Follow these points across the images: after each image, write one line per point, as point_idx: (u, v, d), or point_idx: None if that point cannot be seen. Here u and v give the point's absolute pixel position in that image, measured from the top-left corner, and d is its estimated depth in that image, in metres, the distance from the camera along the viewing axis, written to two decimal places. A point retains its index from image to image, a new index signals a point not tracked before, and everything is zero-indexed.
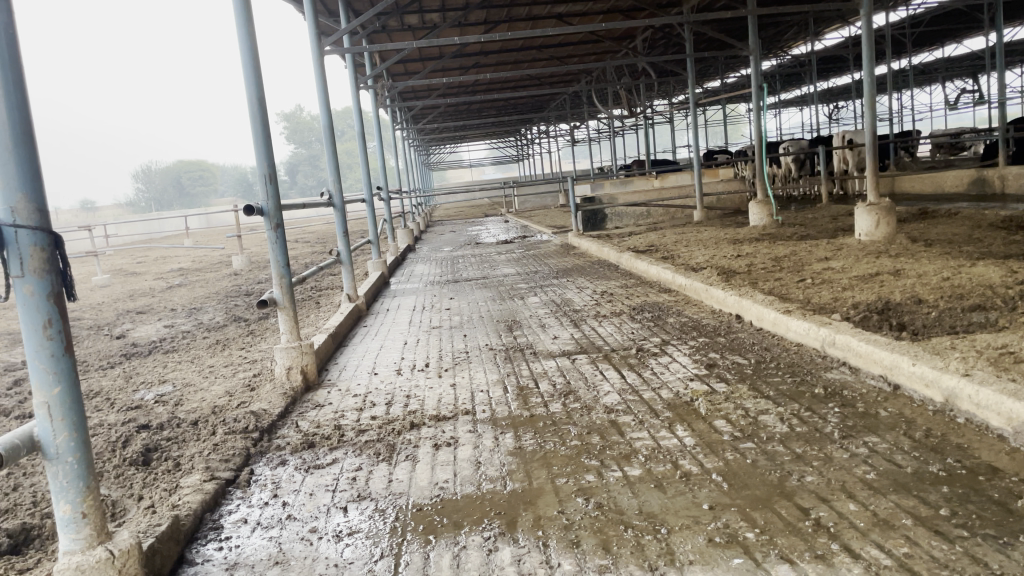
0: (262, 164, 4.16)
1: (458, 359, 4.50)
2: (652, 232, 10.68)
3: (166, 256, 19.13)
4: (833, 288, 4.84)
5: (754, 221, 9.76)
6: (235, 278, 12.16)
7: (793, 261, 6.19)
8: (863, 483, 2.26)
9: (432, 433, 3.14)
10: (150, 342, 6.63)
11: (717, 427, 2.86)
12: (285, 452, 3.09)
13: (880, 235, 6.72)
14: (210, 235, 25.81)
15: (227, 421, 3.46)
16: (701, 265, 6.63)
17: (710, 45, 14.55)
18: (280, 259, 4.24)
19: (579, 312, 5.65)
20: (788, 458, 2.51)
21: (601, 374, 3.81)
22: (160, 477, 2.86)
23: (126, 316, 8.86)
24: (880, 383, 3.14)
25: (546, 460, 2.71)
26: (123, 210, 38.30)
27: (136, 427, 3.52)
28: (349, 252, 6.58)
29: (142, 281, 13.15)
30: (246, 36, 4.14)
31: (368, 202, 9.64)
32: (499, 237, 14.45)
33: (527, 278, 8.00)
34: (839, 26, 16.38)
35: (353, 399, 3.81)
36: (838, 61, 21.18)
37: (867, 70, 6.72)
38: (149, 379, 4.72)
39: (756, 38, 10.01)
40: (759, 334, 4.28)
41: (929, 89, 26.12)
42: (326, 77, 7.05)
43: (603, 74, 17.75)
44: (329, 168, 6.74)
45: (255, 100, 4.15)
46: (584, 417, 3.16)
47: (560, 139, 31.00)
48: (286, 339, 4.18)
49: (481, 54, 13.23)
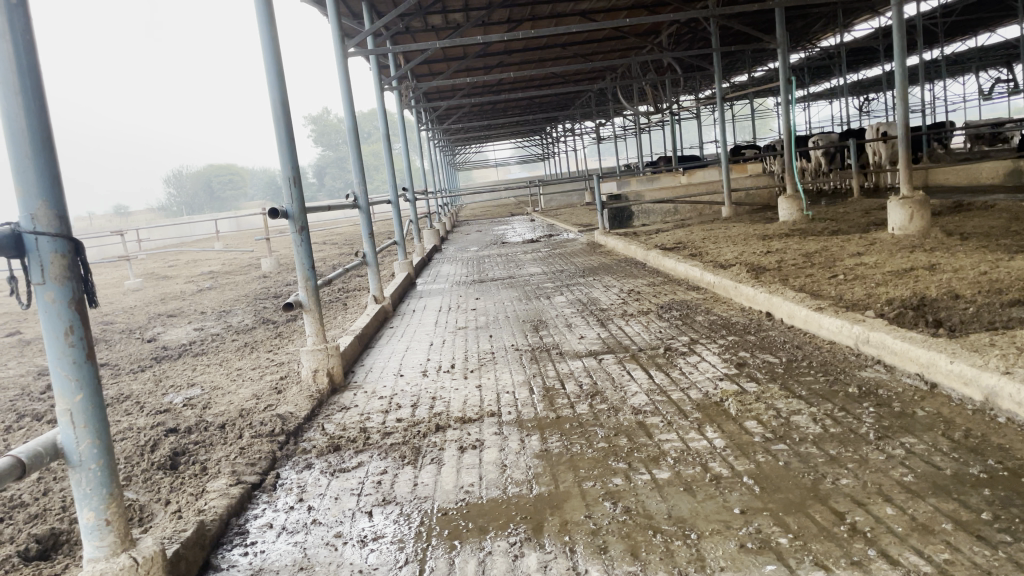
0: (287, 167, 4.16)
1: (484, 360, 4.48)
2: (680, 228, 10.57)
3: (197, 260, 19.37)
4: (866, 284, 4.73)
5: (784, 216, 9.61)
6: (264, 280, 12.25)
7: (824, 257, 6.07)
8: (901, 486, 2.18)
9: (457, 435, 3.11)
10: (180, 345, 6.70)
11: (747, 428, 2.80)
12: (311, 456, 3.08)
13: (914, 229, 6.57)
14: (240, 238, 26.10)
15: (254, 424, 3.46)
16: (730, 262, 6.53)
17: (736, 39, 14.37)
18: (305, 262, 4.24)
19: (606, 311, 5.59)
20: (822, 460, 2.44)
21: (629, 374, 3.76)
22: (188, 481, 2.87)
23: (157, 319, 8.96)
24: (916, 381, 3.05)
25: (573, 463, 2.67)
26: (156, 215, 38.90)
27: (164, 431, 3.54)
28: (374, 254, 6.58)
29: (174, 284, 13.31)
30: (269, 39, 4.14)
31: (393, 203, 9.66)
32: (526, 236, 14.40)
33: (553, 277, 7.95)
34: (868, 16, 16.10)
35: (379, 401, 3.80)
36: (868, 52, 20.83)
37: (899, 60, 6.58)
38: (178, 383, 4.76)
39: (783, 31, 9.87)
40: (790, 332, 4.19)
41: (962, 79, 25.60)
42: (350, 80, 7.06)
43: (629, 70, 17.63)
44: (354, 170, 6.75)
45: (278, 104, 4.15)
46: (611, 419, 3.11)
47: (586, 137, 30.90)
48: (312, 341, 4.18)
49: (505, 53, 13.21)
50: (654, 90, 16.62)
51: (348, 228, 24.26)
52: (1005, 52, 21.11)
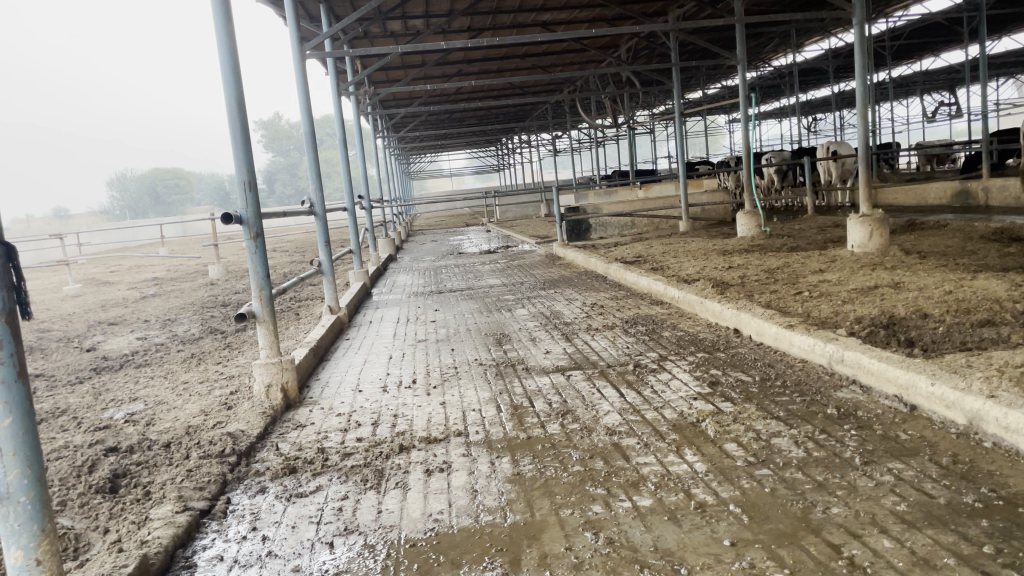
0: (242, 170, 3.95)
1: (447, 375, 4.31)
2: (638, 242, 10.54)
3: (141, 265, 18.74)
4: (833, 301, 4.70)
5: (742, 232, 9.66)
6: (211, 288, 11.86)
7: (787, 273, 6.06)
8: (895, 516, 2.09)
9: (422, 457, 2.94)
10: (122, 355, 6.36)
11: (728, 451, 2.69)
12: (265, 478, 2.87)
13: (873, 247, 6.62)
14: (186, 243, 25.39)
15: (202, 443, 3.23)
16: (693, 276, 6.48)
17: (693, 56, 14.51)
18: (260, 270, 4.01)
19: (570, 325, 5.47)
20: (808, 487, 2.34)
21: (599, 392, 3.63)
22: (129, 507, 2.63)
23: (97, 327, 8.56)
24: (895, 403, 2.98)
25: (548, 489, 2.53)
26: (97, 218, 37.70)
27: (103, 450, 3.29)
28: (331, 263, 6.35)
29: (115, 290, 12.81)
30: (226, 36, 3.93)
31: (349, 210, 9.42)
32: (482, 247, 14.25)
33: (513, 289, 7.82)
34: (821, 37, 16.42)
35: (337, 418, 3.60)
36: (818, 73, 21.27)
37: (861, 78, 6.62)
38: (119, 396, 4.47)
39: (743, 47, 9.93)
40: (760, 349, 4.13)
41: (907, 102, 26.37)
42: (308, 83, 6.84)
43: (587, 83, 17.65)
44: (310, 175, 6.51)
45: (234, 103, 3.94)
46: (585, 440, 2.97)
47: (541, 148, 30.92)
48: (266, 354, 3.96)
49: (464, 61, 13.08)
50: (612, 103, 16.67)
51: (299, 235, 23.82)
52: (948, 77, 21.72)
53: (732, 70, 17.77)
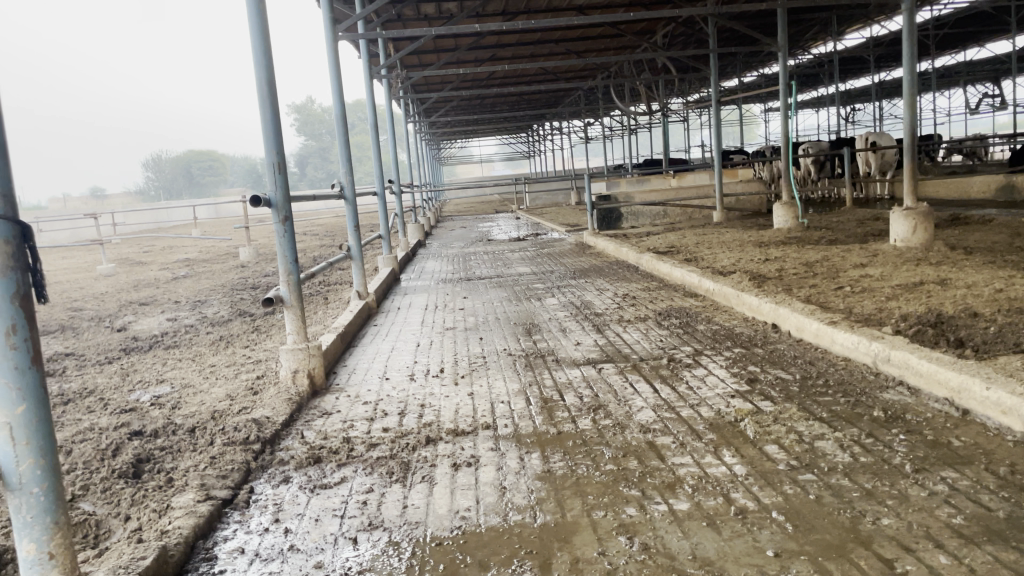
0: (271, 152, 3.87)
1: (476, 365, 4.22)
2: (671, 232, 10.35)
3: (173, 246, 18.93)
4: (877, 298, 4.53)
5: (778, 223, 9.44)
6: (241, 270, 11.89)
7: (827, 267, 5.89)
8: (952, 530, 1.96)
9: (450, 450, 2.86)
10: (151, 336, 6.36)
11: (769, 453, 2.57)
12: (289, 468, 2.81)
13: (916, 241, 6.41)
14: (218, 225, 25.61)
15: (226, 430, 3.18)
16: (728, 268, 6.32)
17: (730, 42, 14.21)
18: (288, 254, 3.95)
19: (602, 316, 5.36)
20: (856, 495, 2.21)
21: (632, 387, 3.51)
22: (151, 494, 2.58)
23: (128, 307, 8.60)
24: (945, 407, 2.84)
25: (579, 488, 2.43)
26: (132, 199, 38.20)
27: (128, 434, 3.25)
28: (360, 248, 6.29)
29: (147, 271, 12.90)
30: (257, 16, 3.84)
31: (379, 195, 9.35)
32: (512, 234, 14.13)
33: (543, 278, 7.71)
34: (863, 25, 15.99)
35: (363, 407, 3.53)
36: (858, 62, 20.78)
37: (909, 66, 6.39)
38: (146, 378, 4.44)
39: (785, 34, 9.66)
40: (799, 346, 3.98)
41: (949, 93, 25.71)
42: (340, 65, 6.75)
43: (621, 69, 17.39)
44: (341, 159, 6.44)
45: (265, 84, 3.86)
46: (618, 437, 2.86)
47: (573, 136, 30.71)
48: (293, 340, 3.91)
49: (498, 46, 12.93)
50: (646, 90, 16.43)
51: (329, 219, 23.87)
52: (993, 67, 21.08)
53: (770, 58, 17.40)
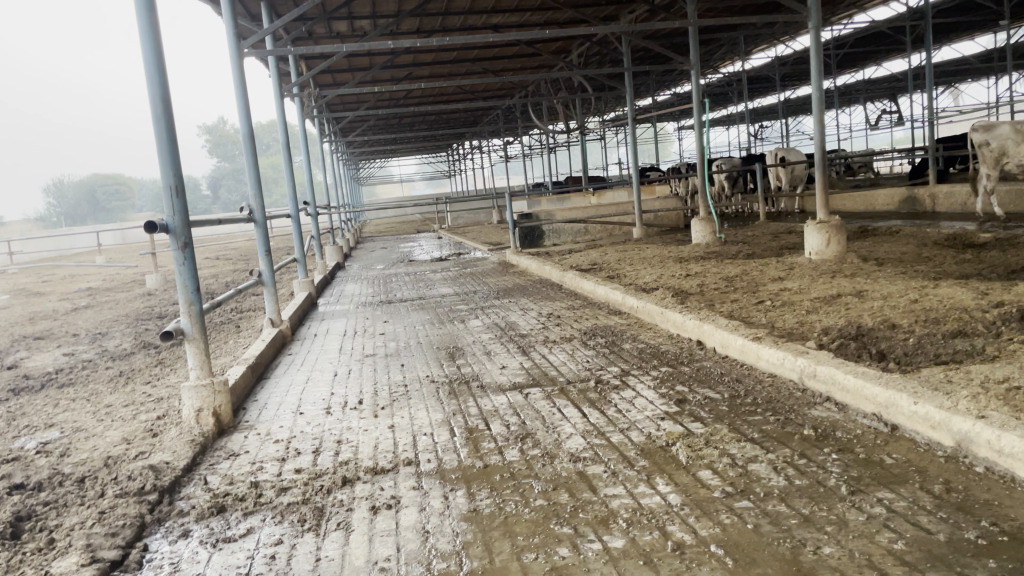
0: (168, 175, 3.60)
1: (396, 394, 4.02)
2: (592, 249, 10.37)
3: (74, 274, 17.94)
4: (797, 311, 4.55)
5: (697, 238, 9.54)
6: (149, 298, 11.32)
7: (747, 281, 5.94)
8: (894, 557, 1.89)
9: (368, 491, 2.66)
10: (45, 374, 5.89)
11: (703, 479, 2.48)
12: (190, 520, 2.55)
13: (830, 253, 6.55)
14: (124, 251, 24.51)
15: (121, 479, 2.88)
16: (651, 285, 6.29)
17: (644, 61, 14.45)
18: (189, 283, 3.67)
19: (527, 337, 5.23)
20: (795, 522, 2.12)
21: (560, 412, 3.38)
22: (29, 557, 2.28)
23: (20, 342, 7.99)
24: (874, 423, 2.81)
25: (508, 528, 2.27)
26: (31, 226, 36.23)
27: (7, 488, 2.90)
28: (272, 273, 5.98)
29: (45, 302, 12.14)
30: (150, 28, 3.59)
31: (294, 217, 9.01)
32: (432, 254, 13.93)
33: (466, 299, 7.55)
34: (769, 45, 16.50)
35: (275, 446, 3.29)
36: (765, 80, 21.51)
37: (817, 84, 6.53)
38: (33, 422, 4.05)
39: (697, 53, 9.81)
40: (725, 363, 3.94)
41: (851, 109, 26.90)
42: (247, 84, 6.46)
43: (538, 88, 17.48)
44: (250, 181, 6.13)
45: (160, 101, 3.59)
46: (547, 468, 2.72)
47: (493, 154, 30.78)
48: (196, 376, 3.64)
49: (413, 64, 12.78)
50: (564, 108, 16.54)
51: (244, 243, 23.13)
52: (891, 85, 22.18)
53: (682, 76, 17.80)
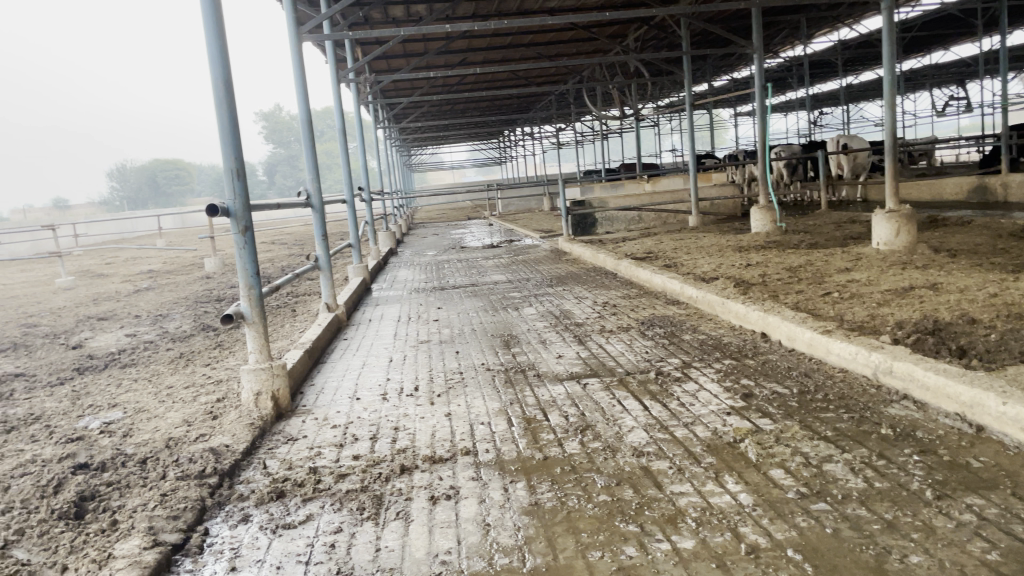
0: (230, 157, 3.60)
1: (452, 382, 3.97)
2: (647, 237, 10.21)
3: (136, 257, 18.41)
4: (867, 304, 4.37)
5: (756, 227, 9.31)
6: (207, 281, 11.52)
7: (811, 272, 5.74)
8: (988, 569, 1.76)
9: (426, 480, 2.61)
10: (108, 354, 6.01)
11: (776, 479, 2.37)
12: (249, 505, 2.54)
13: (900, 244, 6.29)
14: (183, 235, 25.11)
15: (181, 462, 2.90)
16: (709, 275, 6.14)
17: (703, 45, 14.13)
18: (248, 267, 3.68)
19: (583, 326, 5.14)
20: (877, 528, 2.01)
21: (620, 404, 3.30)
22: (94, 538, 2.29)
23: (85, 322, 8.21)
24: (957, 423, 2.66)
25: (571, 524, 2.20)
26: (96, 210, 37.38)
27: (72, 467, 2.93)
28: (328, 258, 5.99)
29: (108, 283, 12.48)
30: (212, 12, 3.58)
31: (348, 202, 9.05)
32: (484, 241, 13.89)
33: (519, 286, 7.49)
34: (833, 29, 15.99)
35: (332, 432, 3.27)
36: (827, 65, 20.91)
37: (888, 67, 6.26)
38: (97, 402, 4.11)
39: (759, 36, 9.52)
40: (792, 357, 3.79)
41: (916, 95, 25.99)
42: (305, 69, 6.47)
43: (592, 74, 17.25)
44: (308, 166, 6.14)
45: (222, 84, 3.59)
46: (609, 462, 2.64)
47: (545, 141, 30.61)
48: (255, 359, 3.66)
49: (468, 49, 12.73)
50: (619, 94, 16.31)
51: (299, 228, 23.46)
52: (959, 70, 21.34)
53: (740, 61, 17.39)
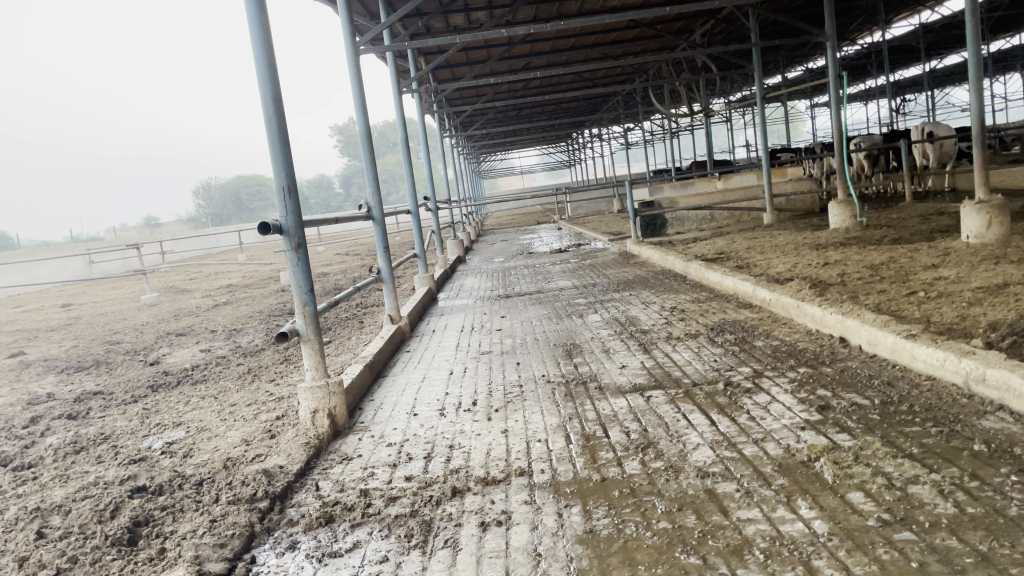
0: (281, 175, 3.57)
1: (511, 396, 3.85)
2: (718, 237, 9.89)
3: (218, 272, 19.03)
4: (956, 303, 4.05)
5: (835, 222, 8.90)
6: (281, 294, 11.76)
7: (894, 269, 5.40)
8: None
9: (477, 505, 2.50)
10: (182, 370, 6.14)
11: (854, 503, 2.16)
12: (297, 531, 2.48)
13: (991, 237, 5.86)
14: (262, 249, 25.87)
15: (235, 484, 2.87)
16: (785, 275, 5.84)
17: (774, 36, 13.67)
18: (303, 284, 3.66)
19: (649, 333, 4.95)
20: (969, 562, 1.79)
21: (685, 419, 3.12)
22: (142, 566, 2.27)
23: (164, 338, 8.46)
24: None
25: (628, 555, 2.05)
26: (182, 227, 38.97)
27: (130, 491, 2.94)
28: (390, 270, 5.95)
29: (190, 298, 12.90)
30: (260, 27, 3.55)
31: (413, 211, 9.05)
32: (552, 245, 13.77)
33: (585, 292, 7.32)
34: (913, 12, 15.27)
35: (387, 451, 3.20)
36: (908, 50, 20.00)
37: (973, 49, 5.85)
38: (164, 421, 4.16)
39: (833, 23, 9.10)
40: (874, 364, 3.53)
41: (1007, 77, 24.60)
42: (363, 82, 6.47)
43: (660, 71, 16.92)
44: (368, 179, 6.13)
45: (271, 101, 3.57)
46: (671, 485, 2.47)
47: (614, 142, 30.28)
48: (312, 377, 3.63)
49: (531, 53, 12.66)
50: (687, 91, 15.93)
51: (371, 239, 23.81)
52: None
53: (814, 51, 16.77)
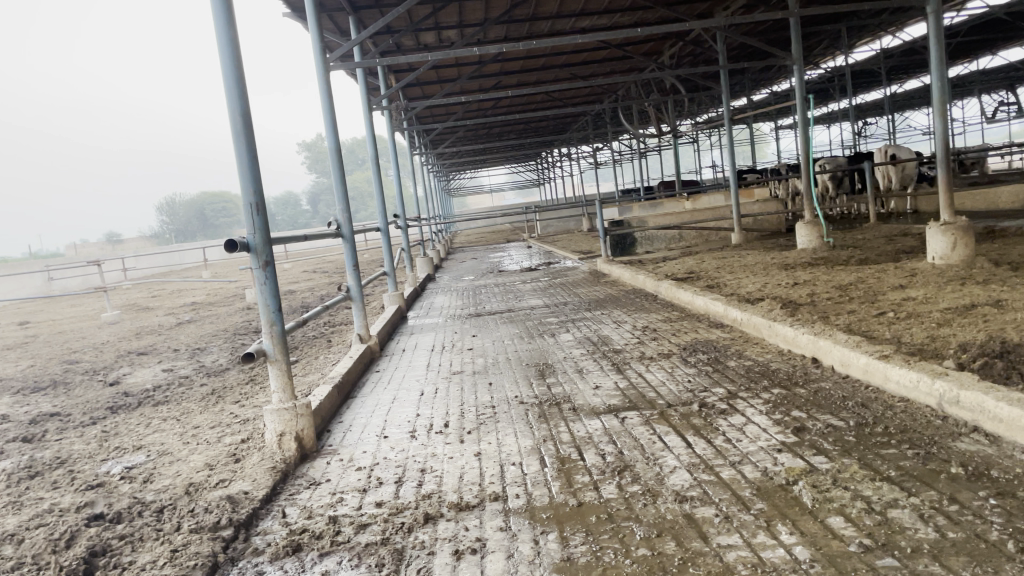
0: (248, 192, 3.49)
1: (484, 417, 3.79)
2: (688, 256, 9.97)
3: (182, 290, 18.70)
4: (925, 324, 4.08)
5: (802, 242, 8.99)
6: (247, 312, 11.57)
7: (863, 289, 5.45)
8: None
9: (450, 531, 2.43)
10: (143, 391, 5.96)
11: (834, 528, 2.13)
12: (264, 560, 2.39)
13: (956, 258, 5.95)
14: (227, 265, 25.54)
15: (197, 511, 2.76)
16: (755, 295, 5.86)
17: (740, 58, 13.89)
18: (271, 303, 3.56)
19: (621, 353, 4.92)
20: None
21: (661, 441, 3.08)
22: None
23: (125, 357, 8.24)
24: None
25: None
26: (145, 243, 38.34)
27: (86, 518, 2.81)
28: (360, 288, 5.86)
29: (152, 316, 12.63)
30: (229, 41, 3.48)
31: (383, 228, 8.97)
32: (521, 264, 13.76)
33: (555, 311, 7.28)
34: (875, 37, 15.61)
35: (356, 475, 3.11)
36: (869, 75, 20.45)
37: (937, 73, 5.96)
38: (124, 444, 4.02)
39: (799, 46, 9.24)
40: (847, 384, 3.53)
41: (964, 101, 25.25)
42: (333, 98, 6.40)
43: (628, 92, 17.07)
44: (337, 196, 6.05)
45: (239, 117, 3.49)
46: (649, 509, 2.42)
47: (582, 161, 30.47)
48: (279, 398, 3.52)
49: (502, 72, 12.69)
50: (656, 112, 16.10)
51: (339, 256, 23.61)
52: (1009, 74, 20.65)
53: (780, 74, 17.07)
